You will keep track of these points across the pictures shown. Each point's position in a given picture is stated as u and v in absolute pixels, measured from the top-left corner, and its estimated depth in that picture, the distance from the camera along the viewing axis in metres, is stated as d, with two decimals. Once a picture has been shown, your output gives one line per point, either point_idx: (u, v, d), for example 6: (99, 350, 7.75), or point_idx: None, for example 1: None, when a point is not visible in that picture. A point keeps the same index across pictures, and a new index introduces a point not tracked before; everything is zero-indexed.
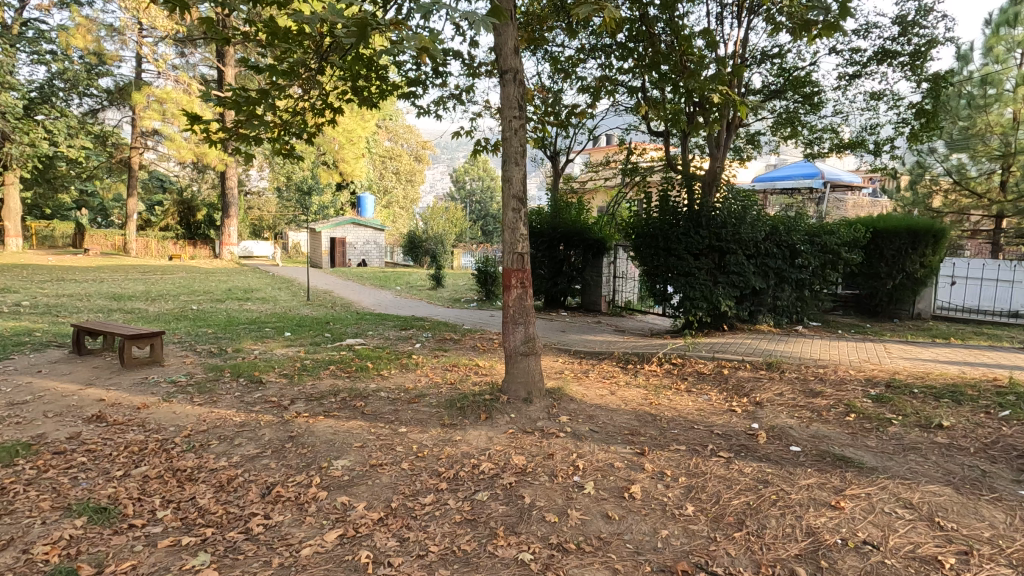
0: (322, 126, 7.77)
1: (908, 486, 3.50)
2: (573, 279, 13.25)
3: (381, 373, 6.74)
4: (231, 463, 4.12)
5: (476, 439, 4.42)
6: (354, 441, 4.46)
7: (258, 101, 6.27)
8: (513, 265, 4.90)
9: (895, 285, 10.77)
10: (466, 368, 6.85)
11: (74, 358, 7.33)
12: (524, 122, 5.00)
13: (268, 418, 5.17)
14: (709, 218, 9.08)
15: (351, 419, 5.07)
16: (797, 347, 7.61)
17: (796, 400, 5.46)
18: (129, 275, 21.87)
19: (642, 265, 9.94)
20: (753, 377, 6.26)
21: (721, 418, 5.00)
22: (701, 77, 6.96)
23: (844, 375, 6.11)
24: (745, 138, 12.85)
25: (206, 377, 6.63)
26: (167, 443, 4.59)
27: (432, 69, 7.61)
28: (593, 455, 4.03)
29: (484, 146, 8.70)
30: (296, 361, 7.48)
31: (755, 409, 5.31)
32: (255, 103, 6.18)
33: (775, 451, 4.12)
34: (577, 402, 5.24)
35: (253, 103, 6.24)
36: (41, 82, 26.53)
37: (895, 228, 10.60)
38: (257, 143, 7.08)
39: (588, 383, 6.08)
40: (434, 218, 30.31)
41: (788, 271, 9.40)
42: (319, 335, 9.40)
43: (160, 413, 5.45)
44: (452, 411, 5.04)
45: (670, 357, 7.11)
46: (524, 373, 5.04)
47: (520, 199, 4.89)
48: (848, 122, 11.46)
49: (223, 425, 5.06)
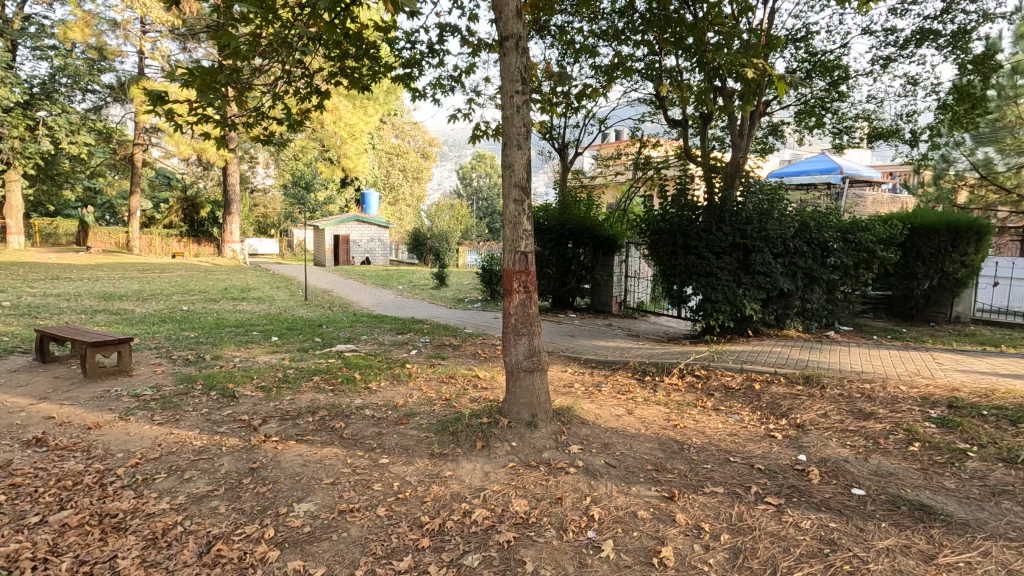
0: (306, 111, 7.02)
1: (1018, 552, 2.74)
2: (583, 278, 12.47)
3: (369, 387, 5.99)
4: (173, 505, 3.43)
5: (470, 475, 3.70)
6: (324, 477, 3.75)
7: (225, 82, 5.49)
8: (513, 266, 4.17)
9: (931, 287, 9.95)
10: (464, 381, 6.12)
11: (36, 367, 6.66)
12: (528, 98, 4.24)
13: (231, 443, 4.47)
14: (732, 213, 8.31)
15: (327, 445, 4.37)
16: (836, 357, 6.80)
17: (845, 423, 4.69)
18: (127, 273, 21.30)
19: (657, 265, 9.19)
20: (790, 394, 5.47)
21: (760, 447, 4.25)
22: (732, 49, 6.16)
23: (896, 393, 5.32)
24: (768, 128, 11.92)
25: (175, 391, 5.94)
26: (106, 476, 3.90)
27: (428, 46, 6.87)
28: (611, 500, 3.30)
29: (486, 131, 7.95)
30: (278, 370, 6.80)
31: (799, 435, 4.54)
32: (219, 82, 5.29)
33: (835, 496, 3.36)
34: (589, 426, 4.48)
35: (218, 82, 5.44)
36: (41, 77, 26.02)
37: (933, 224, 9.73)
38: (232, 128, 6.36)
39: (601, 401, 5.32)
40: (438, 215, 29.36)
41: (820, 271, 8.56)
42: (308, 341, 8.66)
43: (113, 435, 4.78)
44: (443, 437, 4.30)
45: (692, 368, 6.33)
46: (527, 393, 4.30)
47: (523, 188, 4.16)
48: (880, 110, 10.56)
49: (179, 451, 4.37)
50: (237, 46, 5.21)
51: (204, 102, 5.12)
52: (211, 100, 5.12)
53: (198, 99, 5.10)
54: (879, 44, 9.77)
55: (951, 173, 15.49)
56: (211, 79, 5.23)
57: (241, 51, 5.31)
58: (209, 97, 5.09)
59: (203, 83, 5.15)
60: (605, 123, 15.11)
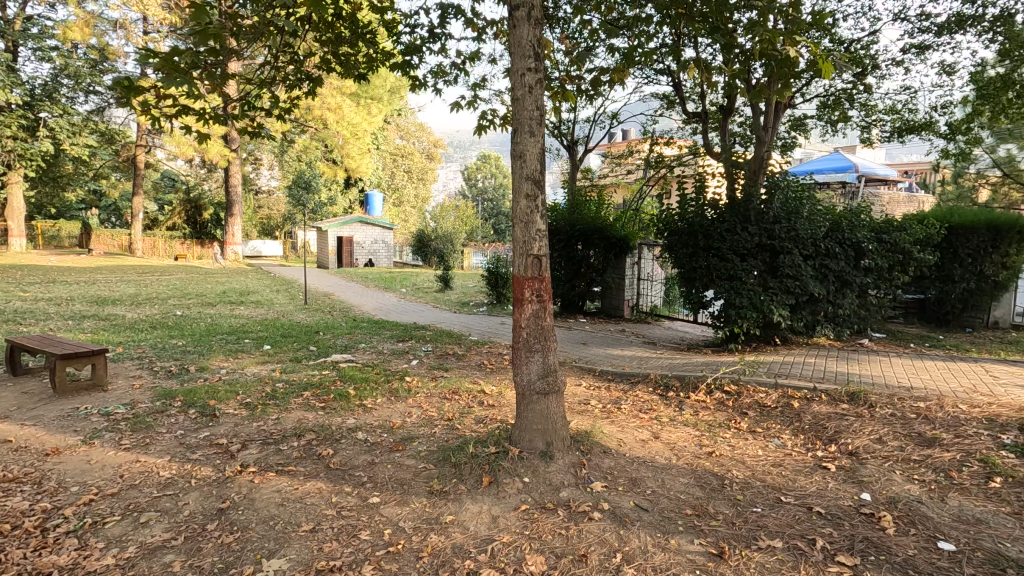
0: (296, 100, 6.47)
1: None
2: (593, 281, 11.83)
3: (363, 405, 5.41)
4: (119, 561, 2.89)
5: (475, 520, 3.13)
6: (302, 522, 3.19)
7: (194, 64, 4.84)
8: (524, 271, 3.61)
9: (969, 290, 9.28)
10: (468, 398, 5.52)
11: (4, 381, 6.13)
12: (542, 78, 3.66)
13: (202, 475, 3.91)
14: (758, 212, 7.72)
15: (311, 478, 3.79)
16: (877, 369, 6.17)
17: (906, 452, 4.07)
18: (126, 277, 20.99)
19: (676, 267, 8.55)
20: (835, 414, 4.85)
21: (813, 482, 3.65)
22: (769, 26, 5.53)
23: (958, 414, 4.67)
24: (790, 123, 11.23)
25: (150, 409, 5.37)
26: (53, 518, 3.37)
27: (429, 30, 6.32)
28: (648, 559, 2.73)
29: (492, 121, 7.36)
30: (266, 384, 6.23)
31: (855, 465, 3.94)
32: (186, 63, 4.62)
33: (920, 553, 2.78)
34: (613, 456, 3.88)
35: (189, 66, 4.84)
36: (44, 78, 25.50)
37: (972, 223, 9.09)
38: (214, 121, 5.81)
39: (623, 423, 4.71)
40: (443, 216, 28.72)
41: (852, 273, 7.89)
42: (302, 350, 8.08)
43: (73, 462, 4.24)
44: (444, 470, 3.71)
45: (721, 383, 5.68)
46: (540, 420, 3.72)
47: (536, 181, 3.58)
48: (911, 103, 9.91)
49: (141, 485, 3.81)
50: (206, 23, 4.53)
51: (172, 86, 4.52)
52: (180, 82, 4.50)
53: (165, 83, 4.49)
54: (913, 31, 9.17)
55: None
56: (179, 62, 4.63)
57: (213, 29, 4.64)
58: (176, 80, 4.48)
59: (171, 65, 4.54)
60: (616, 119, 14.53)
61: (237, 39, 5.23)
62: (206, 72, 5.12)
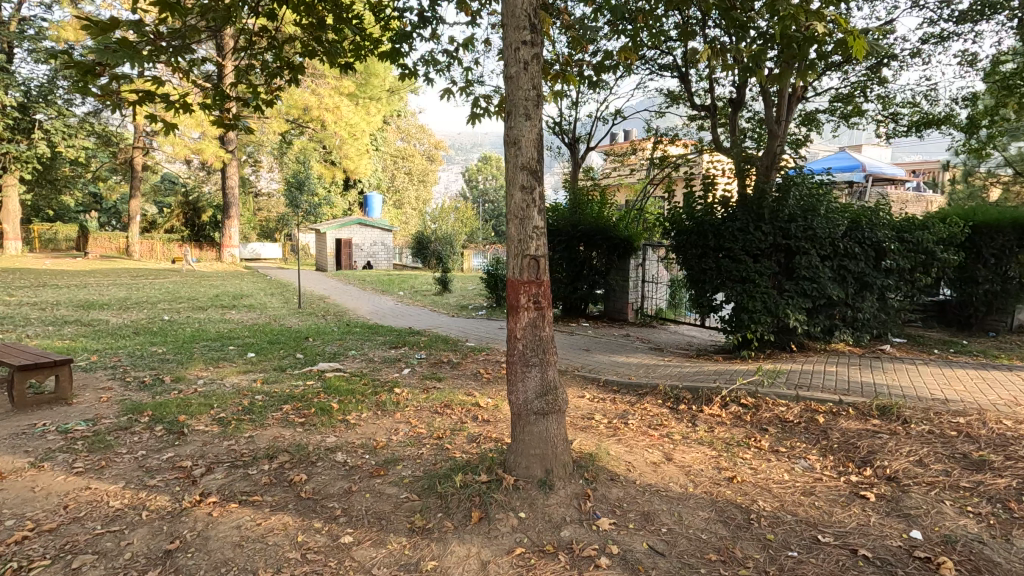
0: (276, 92, 6.06)
1: None
2: (596, 283, 11.36)
3: (347, 421, 4.95)
4: None
5: (461, 568, 2.68)
6: (259, 570, 2.74)
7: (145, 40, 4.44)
8: (518, 275, 3.15)
9: (995, 292, 8.77)
10: (462, 413, 5.06)
11: None
12: (539, 52, 3.19)
13: (157, 506, 3.45)
14: (772, 209, 7.25)
15: (277, 510, 3.33)
16: (904, 379, 5.69)
17: (954, 477, 3.60)
18: (120, 279, 20.68)
19: (684, 268, 8.10)
20: (866, 431, 4.38)
21: (851, 515, 3.18)
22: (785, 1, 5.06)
23: (1007, 432, 4.17)
24: (801, 117, 10.72)
25: (114, 425, 4.92)
26: None
27: (419, 13, 5.88)
28: None
29: (486, 110, 6.94)
30: (245, 396, 5.77)
31: (895, 492, 3.48)
32: (130, 36, 4.21)
33: None
34: (622, 484, 3.41)
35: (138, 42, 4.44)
36: (40, 79, 24.79)
37: (999, 221, 8.56)
38: (185, 108, 5.45)
39: (631, 442, 4.24)
40: (443, 218, 28.31)
41: (872, 275, 7.40)
42: (289, 357, 7.62)
43: (15, 488, 3.79)
44: (428, 502, 3.25)
45: (737, 395, 5.20)
46: (539, 444, 3.25)
47: (532, 170, 3.13)
48: (929, 94, 9.44)
49: (86, 518, 3.36)
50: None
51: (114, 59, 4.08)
52: (123, 57, 4.13)
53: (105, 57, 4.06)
54: (932, 20, 8.71)
55: (981, 170, 13.44)
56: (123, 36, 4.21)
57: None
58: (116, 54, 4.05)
59: (111, 40, 4.12)
60: (620, 116, 14.08)
61: (201, 15, 4.90)
62: (162, 48, 4.68)
